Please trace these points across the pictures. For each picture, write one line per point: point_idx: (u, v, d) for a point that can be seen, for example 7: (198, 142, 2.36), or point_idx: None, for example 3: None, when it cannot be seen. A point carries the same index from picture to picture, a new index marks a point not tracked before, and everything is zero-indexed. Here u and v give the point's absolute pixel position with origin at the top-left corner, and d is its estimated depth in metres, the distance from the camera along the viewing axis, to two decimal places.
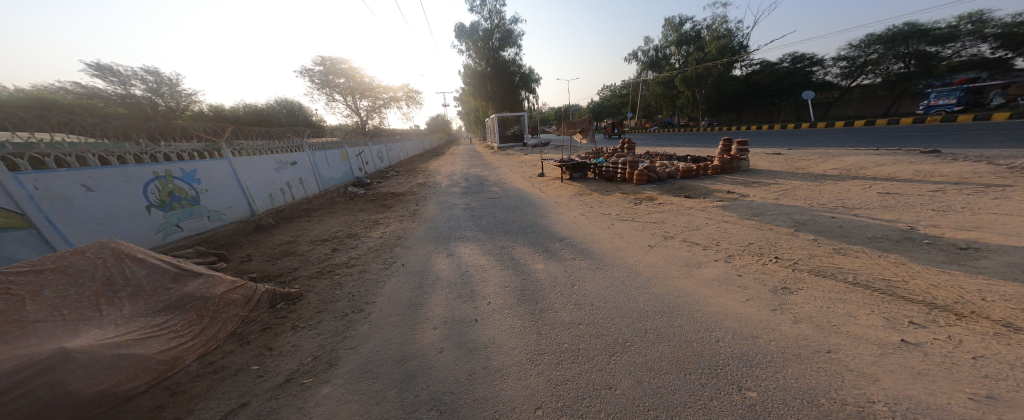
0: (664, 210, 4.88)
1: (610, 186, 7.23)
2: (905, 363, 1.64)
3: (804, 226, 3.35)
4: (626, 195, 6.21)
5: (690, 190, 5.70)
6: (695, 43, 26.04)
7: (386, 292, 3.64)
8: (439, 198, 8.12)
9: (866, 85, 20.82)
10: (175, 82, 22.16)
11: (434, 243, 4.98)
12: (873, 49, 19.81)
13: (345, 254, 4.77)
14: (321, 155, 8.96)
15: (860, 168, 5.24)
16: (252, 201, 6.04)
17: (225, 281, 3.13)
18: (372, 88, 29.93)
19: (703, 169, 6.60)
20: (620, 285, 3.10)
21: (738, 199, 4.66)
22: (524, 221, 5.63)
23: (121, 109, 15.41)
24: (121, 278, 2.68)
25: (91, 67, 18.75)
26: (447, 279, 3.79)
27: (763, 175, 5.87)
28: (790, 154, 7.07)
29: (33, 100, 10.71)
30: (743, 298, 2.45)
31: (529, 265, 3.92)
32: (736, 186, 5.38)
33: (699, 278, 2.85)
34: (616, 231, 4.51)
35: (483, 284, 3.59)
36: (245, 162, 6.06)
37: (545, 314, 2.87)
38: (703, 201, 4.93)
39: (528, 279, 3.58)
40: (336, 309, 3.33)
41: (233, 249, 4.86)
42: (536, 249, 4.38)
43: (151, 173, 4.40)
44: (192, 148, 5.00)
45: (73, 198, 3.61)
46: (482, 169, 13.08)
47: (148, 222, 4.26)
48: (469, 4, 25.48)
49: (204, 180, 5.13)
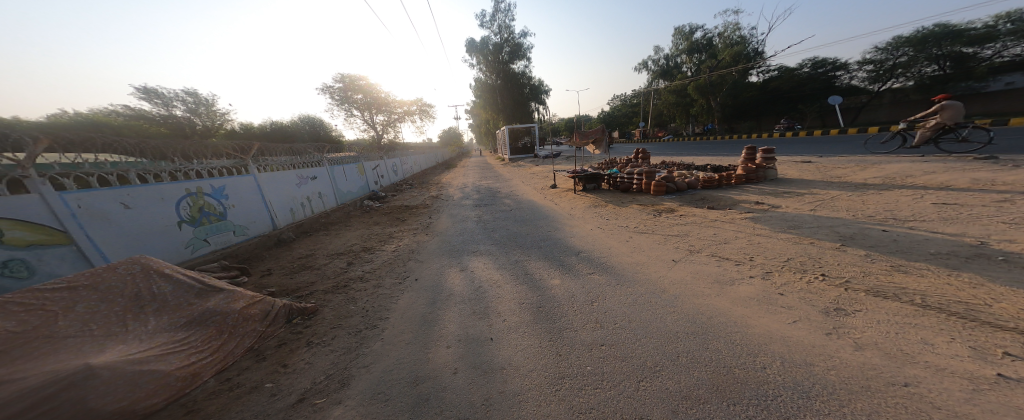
0: (686, 223, 4.66)
1: (626, 197, 7.03)
2: (1006, 402, 1.40)
3: (851, 240, 3.07)
4: (644, 207, 6.00)
5: (713, 201, 5.44)
6: (708, 51, 25.75)
7: (399, 308, 3.58)
8: (452, 210, 8.11)
9: (898, 89, 19.80)
10: (212, 102, 23.72)
11: (448, 257, 4.91)
12: (902, 51, 18.91)
13: (360, 268, 4.77)
14: (339, 169, 9.19)
15: (907, 177, 4.86)
16: (274, 215, 6.19)
17: (245, 296, 3.14)
18: (388, 103, 30.99)
19: (727, 179, 6.31)
20: (645, 302, 2.91)
21: (769, 210, 4.39)
22: (539, 234, 5.50)
23: (162, 128, 16.64)
24: (148, 294, 2.70)
25: (139, 90, 20.38)
26: (460, 295, 3.69)
27: (794, 184, 5.54)
28: (821, 162, 6.69)
29: (83, 122, 11.60)
30: (789, 320, 2.22)
31: (545, 281, 3.77)
32: (765, 197, 5.08)
33: (733, 296, 2.63)
34: (635, 245, 4.32)
35: (498, 300, 3.47)
36: (269, 177, 6.24)
37: (563, 333, 2.72)
38: (729, 212, 4.68)
39: (544, 296, 3.43)
40: (350, 325, 3.30)
41: (255, 264, 4.95)
42: (551, 263, 4.25)
43: (183, 190, 4.52)
44: (221, 165, 5.32)
45: (112, 215, 3.71)
46: (494, 181, 13.10)
47: (179, 238, 4.38)
48: (480, 20, 26.28)
49: (231, 196, 5.28)
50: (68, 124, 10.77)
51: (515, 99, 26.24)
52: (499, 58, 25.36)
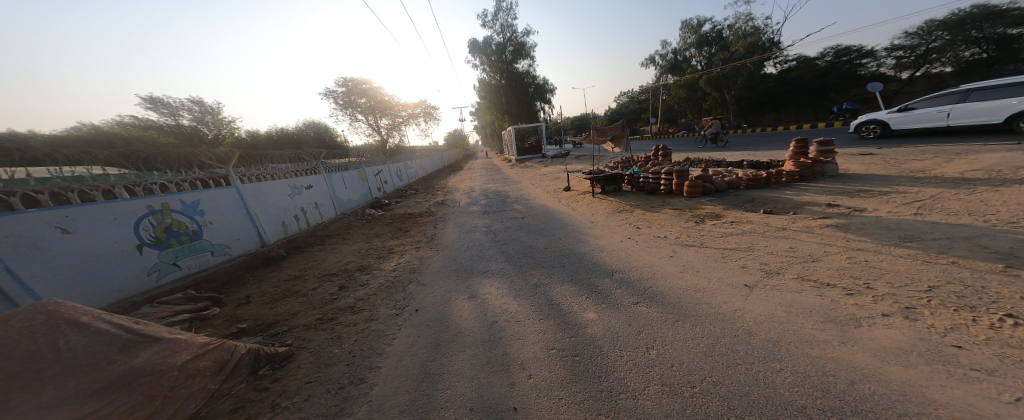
0: (743, 231, 3.81)
1: (654, 200, 6.20)
2: None
3: (1015, 258, 2.27)
4: (680, 211, 5.18)
5: (767, 203, 4.58)
6: (719, 43, 24.82)
7: (394, 352, 2.85)
8: (458, 219, 7.38)
9: (935, 75, 18.40)
10: (219, 111, 23.57)
11: (454, 280, 4.16)
12: (936, 35, 17.72)
13: (352, 295, 4.05)
14: (338, 176, 8.57)
15: (1017, 169, 3.97)
16: (262, 230, 5.52)
17: (193, 344, 2.42)
18: (392, 106, 30.65)
19: (777, 176, 5.40)
20: (729, 353, 2.10)
21: (853, 215, 3.55)
22: (559, 248, 4.71)
23: (166, 137, 16.41)
24: (50, 353, 1.96)
25: (145, 100, 20.37)
26: (470, 335, 2.94)
27: (867, 181, 4.67)
28: (886, 154, 5.77)
29: (93, 135, 11.54)
30: (1005, 396, 1.42)
31: (577, 314, 3.00)
32: (836, 198, 4.20)
33: (874, 348, 1.85)
34: (684, 262, 3.50)
35: (519, 344, 2.70)
36: (255, 189, 5.57)
37: (617, 401, 1.93)
38: (797, 217, 3.83)
39: (578, 338, 2.65)
40: (330, 379, 2.57)
41: (234, 288, 4.28)
42: (580, 288, 3.45)
43: (146, 207, 3.86)
44: (191, 177, 4.72)
45: (44, 242, 3.04)
46: (502, 184, 12.37)
47: (140, 263, 3.72)
48: (482, 20, 25.75)
49: (208, 211, 4.61)
50: (75, 136, 10.62)
51: (520, 99, 25.54)
52: (502, 58, 24.80)
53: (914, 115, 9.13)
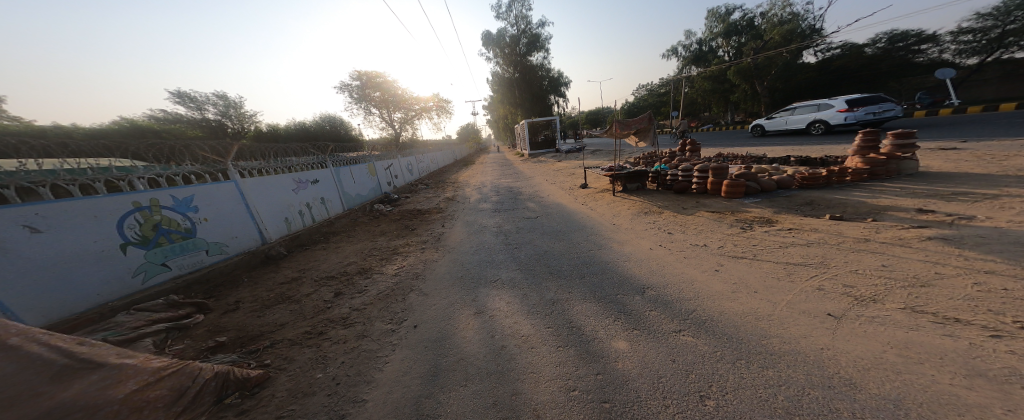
0: (809, 241, 3.11)
1: (686, 200, 5.49)
2: None
3: None
4: (719, 214, 4.48)
5: (832, 207, 3.83)
6: (750, 32, 23.15)
7: (385, 381, 2.39)
8: (468, 217, 6.91)
9: (1009, 61, 16.24)
10: (241, 104, 24.10)
11: (460, 289, 3.70)
12: (1014, 15, 15.54)
13: (348, 304, 3.67)
14: (347, 171, 8.27)
15: None
16: (264, 228, 5.25)
17: (144, 371, 2.08)
18: (406, 100, 30.61)
19: (839, 175, 4.61)
20: (827, 414, 1.49)
21: (961, 225, 2.80)
22: (578, 255, 4.14)
23: (190, 130, 16.78)
24: None
25: (173, 94, 21.14)
26: (474, 363, 2.44)
27: (962, 182, 3.83)
28: (976, 150, 4.84)
29: (124, 127, 12.01)
30: None
31: (604, 344, 2.44)
32: (925, 203, 3.43)
33: None
34: (735, 278, 2.85)
35: (532, 380, 2.18)
36: (257, 183, 5.28)
37: None
38: (879, 225, 3.10)
39: (607, 376, 2.09)
40: (306, 415, 2.14)
41: (225, 292, 3.99)
42: (605, 308, 2.89)
43: (131, 203, 3.58)
44: (187, 171, 4.48)
45: (8, 243, 2.75)
46: (515, 180, 11.85)
47: (123, 265, 3.46)
48: (497, 12, 25.15)
49: (203, 207, 4.32)
50: (109, 129, 11.10)
51: (536, 92, 24.83)
52: (517, 50, 24.15)
53: (774, 121, 13.76)
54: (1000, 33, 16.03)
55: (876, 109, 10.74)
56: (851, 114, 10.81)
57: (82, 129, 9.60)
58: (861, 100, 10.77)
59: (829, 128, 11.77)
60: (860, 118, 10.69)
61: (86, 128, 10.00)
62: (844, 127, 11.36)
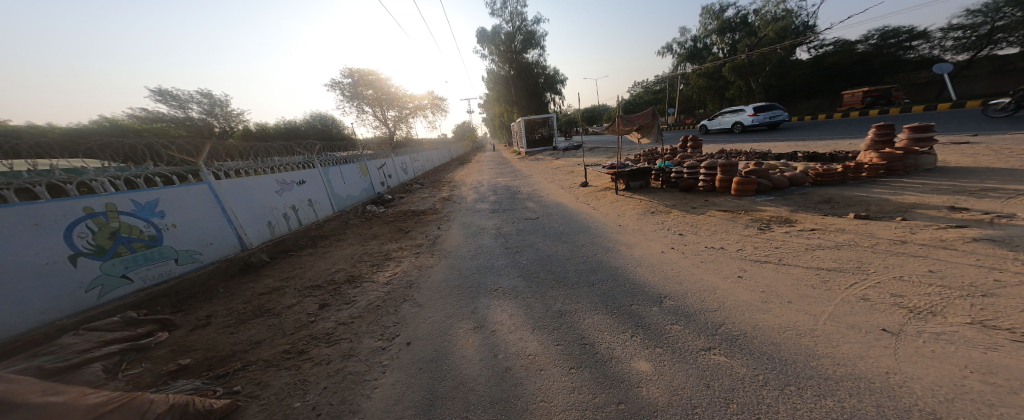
0: (839, 243, 2.87)
1: (694, 199, 5.25)
2: None
3: None
4: (733, 213, 4.23)
5: (855, 204, 3.61)
6: (744, 29, 23.15)
7: (372, 413, 2.06)
8: (466, 218, 6.58)
9: (999, 56, 16.43)
10: (227, 103, 23.31)
11: (457, 299, 3.38)
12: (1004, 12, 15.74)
13: (333, 317, 3.32)
14: (336, 170, 7.85)
15: None
16: (244, 233, 4.85)
17: (77, 410, 1.70)
18: (399, 98, 30.01)
19: (855, 170, 4.41)
20: None
21: (1006, 224, 2.58)
22: (584, 259, 3.86)
23: (174, 129, 16.07)
24: None
25: (154, 92, 20.23)
26: (475, 390, 2.12)
27: (989, 177, 3.63)
28: (994, 144, 4.67)
29: (101, 126, 11.39)
30: None
31: (623, 365, 2.14)
32: (956, 200, 3.21)
33: None
34: (765, 286, 2.57)
35: (543, 412, 1.85)
36: (236, 185, 4.88)
37: None
38: (912, 225, 2.87)
39: (630, 406, 1.80)
40: None
41: (196, 305, 3.61)
42: (619, 321, 2.60)
43: (82, 209, 3.18)
44: (172, 172, 4.17)
45: None
46: (513, 178, 11.55)
47: (72, 278, 3.08)
48: (491, 8, 24.70)
49: (171, 213, 3.92)
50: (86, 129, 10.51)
51: (531, 90, 24.48)
52: (512, 48, 23.75)
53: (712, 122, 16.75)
54: (990, 29, 16.25)
55: (774, 115, 13.93)
56: (755, 118, 13.92)
57: (55, 128, 9.05)
58: (764, 106, 13.91)
59: (745, 128, 14.85)
60: (761, 121, 13.79)
61: (59, 127, 9.43)
62: (753, 128, 14.59)
